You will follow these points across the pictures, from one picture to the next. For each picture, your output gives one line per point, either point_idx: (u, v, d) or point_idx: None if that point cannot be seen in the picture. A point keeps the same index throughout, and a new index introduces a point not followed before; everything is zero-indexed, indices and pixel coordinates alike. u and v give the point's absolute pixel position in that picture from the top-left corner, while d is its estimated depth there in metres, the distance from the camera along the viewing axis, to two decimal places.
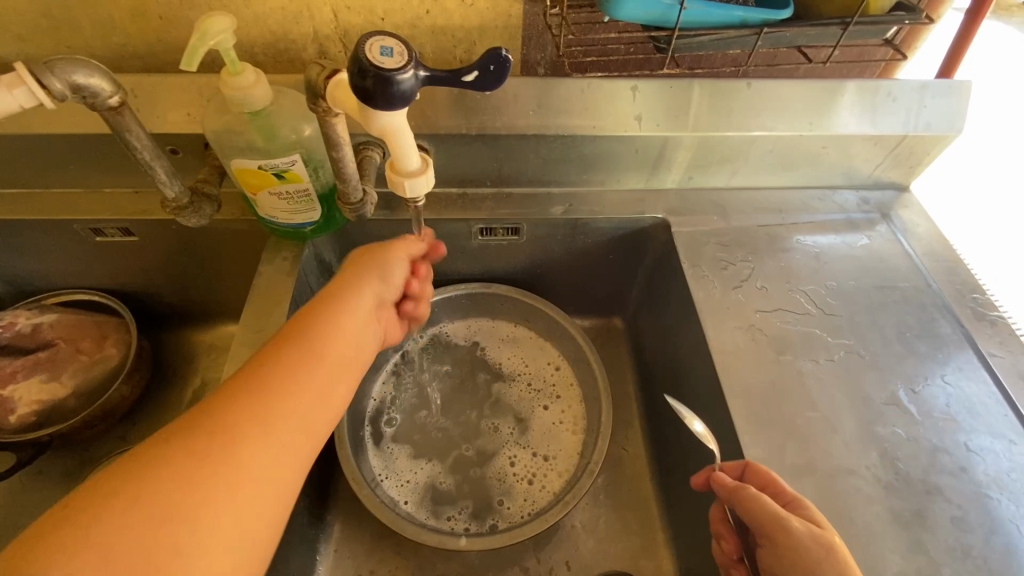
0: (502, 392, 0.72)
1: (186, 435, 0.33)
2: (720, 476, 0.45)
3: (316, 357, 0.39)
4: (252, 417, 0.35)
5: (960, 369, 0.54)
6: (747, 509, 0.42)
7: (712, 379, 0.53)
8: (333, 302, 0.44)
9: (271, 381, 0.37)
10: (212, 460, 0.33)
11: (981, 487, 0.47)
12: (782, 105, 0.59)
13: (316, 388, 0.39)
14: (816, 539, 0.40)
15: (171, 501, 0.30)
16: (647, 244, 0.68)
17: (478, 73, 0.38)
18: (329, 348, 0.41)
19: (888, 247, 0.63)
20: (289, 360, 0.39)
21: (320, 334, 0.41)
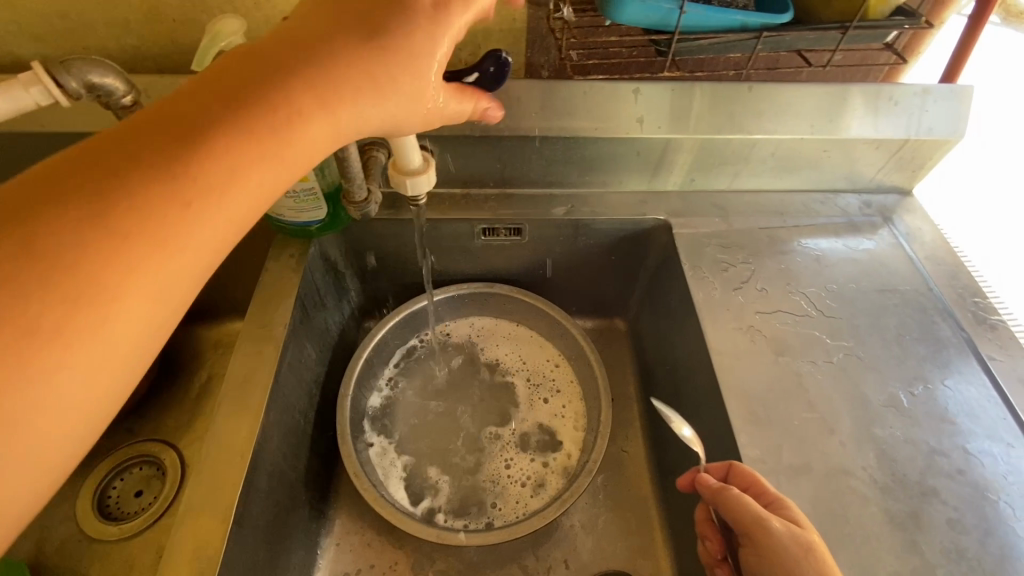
0: (504, 393, 0.72)
1: (92, 181, 0.28)
2: (704, 478, 0.46)
3: (272, 155, 0.33)
4: (174, 215, 0.30)
5: (959, 372, 0.54)
6: (728, 511, 0.43)
7: (711, 379, 0.54)
8: (314, 76, 0.33)
9: (208, 157, 0.31)
10: (114, 237, 0.28)
11: (978, 489, 0.47)
12: (783, 109, 0.60)
13: (251, 180, 0.33)
14: (795, 542, 0.40)
15: (65, 309, 0.27)
16: (649, 246, 0.69)
17: (478, 75, 0.41)
18: (292, 145, 0.33)
19: (890, 251, 0.63)
20: (239, 138, 0.31)
21: (281, 117, 0.33)
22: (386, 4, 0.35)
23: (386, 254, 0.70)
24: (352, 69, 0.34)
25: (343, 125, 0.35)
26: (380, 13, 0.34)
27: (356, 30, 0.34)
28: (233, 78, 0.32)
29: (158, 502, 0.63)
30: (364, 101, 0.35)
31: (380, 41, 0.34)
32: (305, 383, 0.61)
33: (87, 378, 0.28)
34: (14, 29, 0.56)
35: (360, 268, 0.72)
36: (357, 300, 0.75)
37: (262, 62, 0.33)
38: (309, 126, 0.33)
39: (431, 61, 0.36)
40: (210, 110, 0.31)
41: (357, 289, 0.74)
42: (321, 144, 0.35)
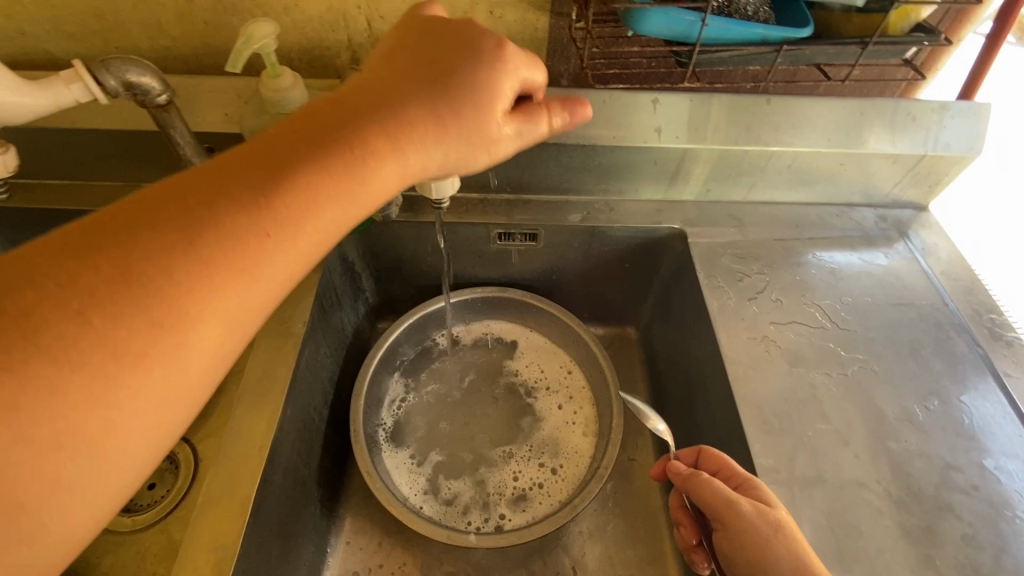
0: (521, 403, 0.72)
1: (178, 212, 0.29)
2: (672, 463, 0.49)
3: (351, 193, 0.33)
4: (252, 249, 0.30)
5: (975, 388, 0.53)
6: (697, 492, 0.45)
7: (725, 388, 0.54)
8: (393, 117, 0.34)
9: (290, 195, 0.31)
10: (197, 269, 0.28)
11: (993, 506, 0.46)
12: (799, 121, 0.60)
13: (329, 218, 0.33)
14: (763, 518, 0.41)
15: (144, 339, 0.27)
16: (663, 254, 0.69)
17: None
18: (369, 185, 0.34)
19: (906, 266, 0.63)
20: (320, 177, 0.32)
21: (361, 156, 0.33)
22: (462, 53, 0.37)
23: (402, 256, 0.71)
24: (427, 113, 0.35)
25: (416, 164, 0.36)
26: (455, 60, 0.37)
27: (434, 74, 0.36)
28: (317, 118, 0.34)
29: (171, 493, 0.64)
30: (437, 138, 0.36)
31: (456, 84, 0.36)
32: (321, 381, 0.61)
33: (157, 411, 0.28)
34: (52, 28, 0.58)
35: (376, 270, 0.72)
36: (372, 301, 0.76)
37: (344, 104, 0.34)
38: (386, 164, 0.34)
39: (500, 100, 0.37)
40: (295, 147, 0.32)
41: (372, 290, 0.75)
42: (393, 186, 0.35)
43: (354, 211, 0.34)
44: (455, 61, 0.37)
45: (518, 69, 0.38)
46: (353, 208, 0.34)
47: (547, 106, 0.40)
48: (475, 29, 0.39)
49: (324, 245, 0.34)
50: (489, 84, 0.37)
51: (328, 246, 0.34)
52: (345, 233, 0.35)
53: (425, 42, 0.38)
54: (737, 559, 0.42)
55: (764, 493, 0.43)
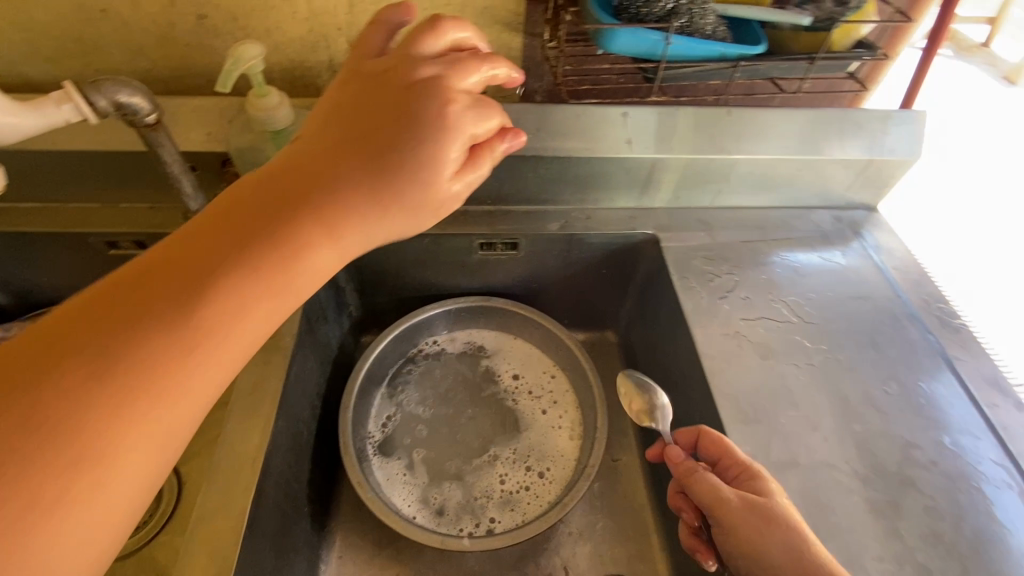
0: (503, 407, 0.74)
1: (96, 336, 0.30)
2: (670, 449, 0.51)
3: (279, 286, 0.35)
4: (176, 360, 0.31)
5: (929, 372, 0.58)
6: (694, 483, 0.48)
7: (702, 381, 0.57)
8: (318, 205, 0.37)
9: (212, 300, 0.33)
10: (117, 392, 0.30)
11: (950, 478, 0.50)
12: (757, 131, 0.65)
13: (257, 314, 0.35)
14: (755, 505, 0.44)
15: (59, 477, 0.28)
16: (639, 259, 0.72)
17: None
18: (296, 275, 0.36)
19: (861, 262, 0.68)
20: (243, 278, 0.34)
21: (286, 248, 0.35)
22: (391, 120, 0.40)
23: (386, 269, 0.73)
24: (354, 194, 0.38)
25: (347, 245, 0.38)
26: (389, 127, 0.39)
27: (362, 155, 0.38)
28: (240, 213, 0.36)
29: (156, 517, 0.63)
30: (367, 213, 0.38)
31: (387, 152, 0.39)
32: (309, 394, 0.62)
33: (84, 545, 0.29)
34: (30, 51, 0.58)
35: (360, 284, 0.73)
36: (355, 315, 0.77)
37: (267, 195, 0.36)
38: (314, 252, 0.36)
39: (435, 174, 0.39)
40: (217, 250, 0.34)
41: (356, 304, 0.76)
42: (324, 270, 0.37)
43: (284, 301, 0.36)
44: (382, 140, 0.39)
45: (455, 134, 0.40)
46: (282, 299, 0.36)
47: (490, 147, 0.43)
48: (405, 96, 0.40)
49: (255, 338, 0.36)
50: (420, 158, 0.39)
51: (259, 338, 0.36)
52: (276, 322, 0.37)
53: (353, 118, 0.40)
54: (732, 552, 0.45)
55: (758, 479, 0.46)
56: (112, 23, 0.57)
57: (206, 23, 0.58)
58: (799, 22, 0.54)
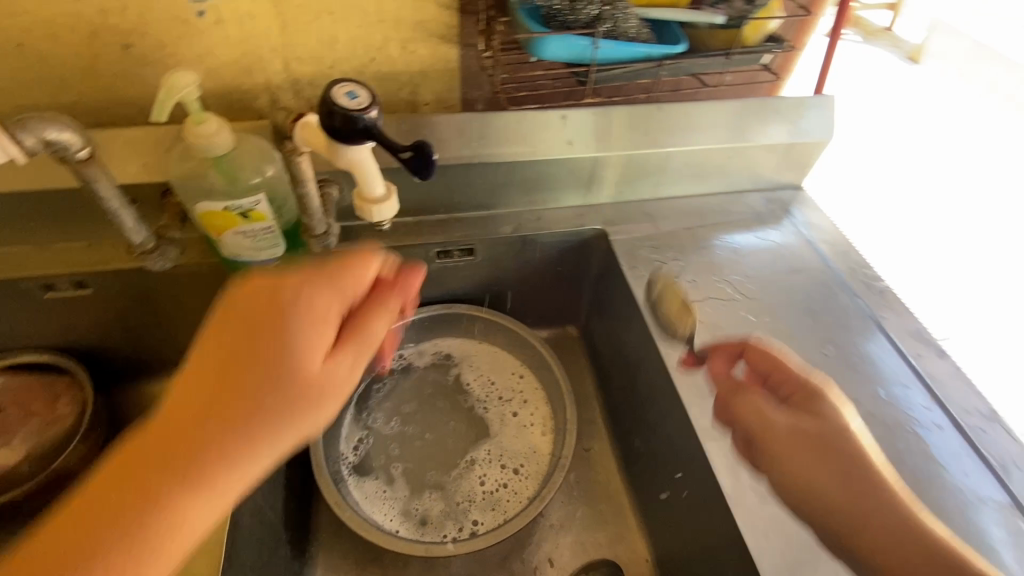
0: (475, 411, 0.75)
1: None
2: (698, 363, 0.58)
3: (163, 545, 0.31)
4: None
5: (860, 333, 0.63)
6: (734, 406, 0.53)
7: (660, 363, 0.60)
8: (188, 452, 0.31)
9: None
10: None
11: (887, 426, 0.55)
12: (687, 124, 0.69)
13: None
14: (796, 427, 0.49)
15: None
16: (591, 253, 0.75)
17: (411, 155, 0.43)
18: (178, 528, 0.31)
19: (793, 238, 0.73)
20: (117, 555, 0.30)
21: (160, 506, 0.31)
22: (258, 350, 0.34)
23: None
24: (231, 424, 0.32)
25: (235, 477, 0.32)
26: (255, 335, 0.35)
27: (229, 374, 0.33)
28: (103, 486, 0.31)
29: None
30: (247, 442, 0.33)
31: (255, 365, 0.34)
32: None
33: None
34: None
35: None
36: None
37: (130, 456, 0.31)
38: (194, 501, 0.31)
39: (314, 362, 0.36)
40: (80, 534, 0.30)
41: None
42: (213, 511, 0.32)
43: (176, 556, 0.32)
44: (250, 352, 0.34)
45: (330, 306, 0.38)
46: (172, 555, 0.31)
47: (388, 314, 0.41)
48: (266, 298, 0.36)
49: None
50: (296, 353, 0.35)
51: None
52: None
53: (217, 334, 0.35)
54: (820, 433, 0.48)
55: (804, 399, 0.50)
56: (28, 58, 0.55)
57: (132, 52, 0.56)
58: (714, 21, 0.58)
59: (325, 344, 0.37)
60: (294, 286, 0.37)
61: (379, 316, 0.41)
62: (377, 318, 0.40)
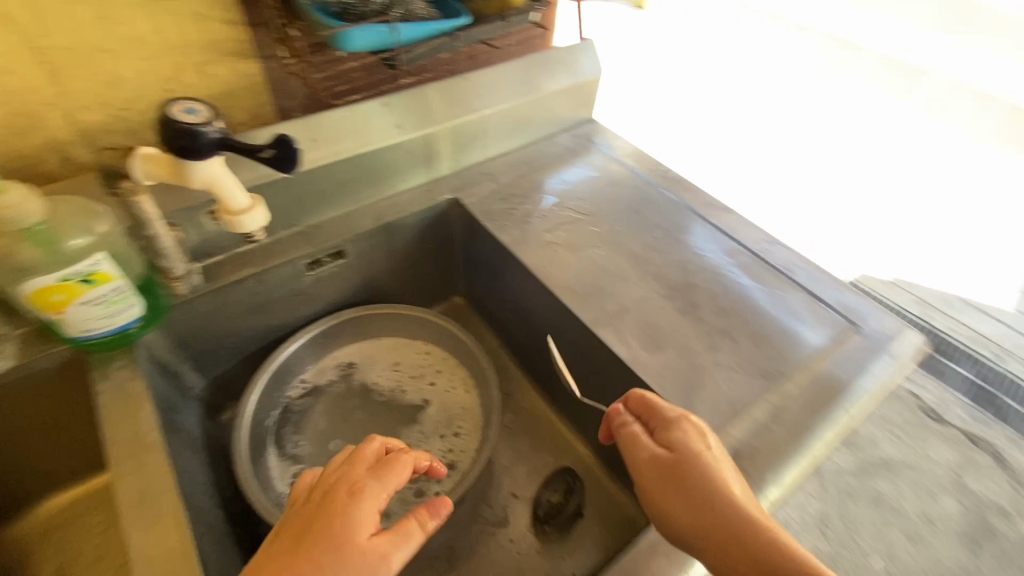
0: (397, 400, 0.77)
1: None
2: (613, 411, 0.52)
3: None
4: None
5: (673, 213, 0.79)
6: (625, 445, 0.50)
7: (540, 286, 0.70)
8: None
9: None
10: None
11: (714, 270, 0.71)
12: (490, 87, 0.78)
13: None
14: (663, 463, 0.47)
15: None
16: (450, 224, 0.81)
17: (271, 150, 0.48)
18: None
19: (604, 160, 0.88)
20: None
21: None
22: (318, 526, 0.42)
23: (218, 333, 0.68)
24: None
25: None
26: (311, 518, 0.43)
27: (287, 549, 0.41)
28: None
29: None
30: None
31: (311, 534, 0.42)
32: (197, 483, 0.57)
33: None
34: None
35: (195, 360, 0.68)
36: (203, 395, 0.71)
37: None
38: None
39: (360, 532, 0.42)
40: None
41: (200, 383, 0.70)
42: None
43: None
44: (308, 530, 0.42)
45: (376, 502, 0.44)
46: None
47: (416, 517, 0.45)
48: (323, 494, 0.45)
49: None
50: (347, 527, 0.42)
51: None
52: None
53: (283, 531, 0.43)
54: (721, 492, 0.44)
55: (683, 428, 0.48)
56: None
57: None
58: None
59: (370, 519, 0.43)
60: (355, 476, 0.45)
61: (408, 518, 0.45)
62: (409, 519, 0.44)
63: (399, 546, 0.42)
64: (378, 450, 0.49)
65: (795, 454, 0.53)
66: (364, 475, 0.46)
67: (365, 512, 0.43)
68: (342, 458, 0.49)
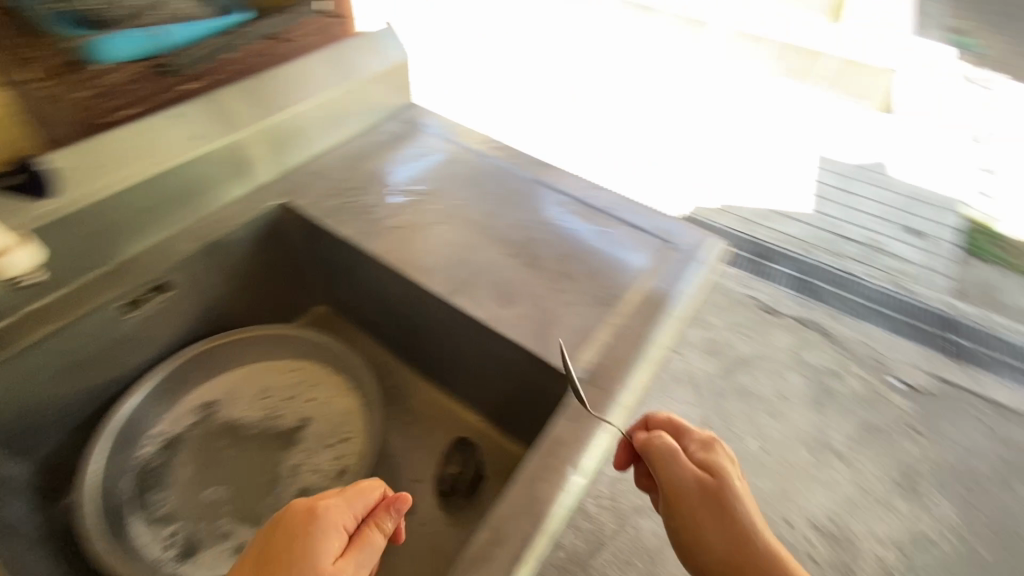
0: (273, 425, 0.73)
1: None
2: (643, 431, 0.58)
3: None
4: None
5: (508, 180, 0.83)
6: (667, 460, 0.55)
7: (389, 271, 0.70)
8: None
9: None
10: None
11: (550, 224, 0.76)
12: (293, 85, 0.76)
13: None
14: (707, 487, 0.53)
15: None
16: (289, 232, 0.77)
17: None
18: None
19: (435, 140, 0.89)
20: None
21: None
22: (286, 553, 0.45)
23: (29, 405, 0.61)
24: None
25: None
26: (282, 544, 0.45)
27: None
28: None
29: None
30: None
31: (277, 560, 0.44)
32: None
33: None
34: None
35: (5, 446, 0.60)
36: (32, 478, 0.64)
37: None
38: None
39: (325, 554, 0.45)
40: None
41: (25, 467, 0.63)
42: None
43: None
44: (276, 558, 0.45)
45: (345, 524, 0.47)
46: None
47: (377, 524, 0.49)
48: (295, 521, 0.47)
49: None
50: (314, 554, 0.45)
51: None
52: None
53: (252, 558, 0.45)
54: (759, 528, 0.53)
55: (715, 456, 0.56)
56: None
57: None
58: None
59: (335, 542, 0.46)
60: (327, 502, 0.48)
61: (370, 527, 0.48)
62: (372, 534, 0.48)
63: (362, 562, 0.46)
64: (361, 484, 0.51)
65: (637, 366, 0.60)
66: (333, 498, 0.48)
67: (334, 538, 0.46)
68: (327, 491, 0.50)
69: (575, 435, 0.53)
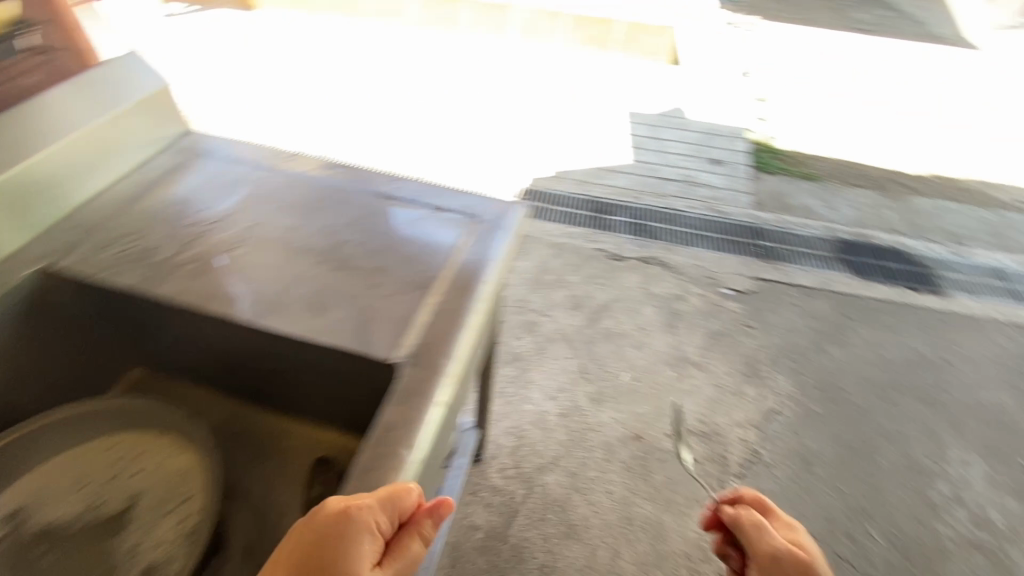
0: (100, 511, 0.68)
1: None
2: (740, 522, 0.92)
3: None
4: None
5: (306, 191, 0.84)
6: (757, 540, 0.87)
7: (187, 309, 0.66)
8: None
9: None
10: None
11: (356, 223, 0.77)
12: (27, 139, 0.74)
13: None
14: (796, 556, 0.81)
15: None
16: (66, 301, 0.72)
17: None
18: None
19: (220, 166, 0.88)
20: None
21: None
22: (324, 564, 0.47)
23: None
24: None
25: None
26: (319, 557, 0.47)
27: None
28: None
29: None
30: None
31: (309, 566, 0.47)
32: None
33: None
34: None
35: None
36: None
37: None
38: None
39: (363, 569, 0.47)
40: None
41: None
42: None
43: None
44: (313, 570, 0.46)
45: (380, 532, 0.49)
46: None
47: (420, 533, 0.52)
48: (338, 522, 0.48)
49: None
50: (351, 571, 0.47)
51: None
52: None
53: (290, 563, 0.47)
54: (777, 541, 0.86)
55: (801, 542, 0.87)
56: None
57: None
58: None
59: (367, 554, 0.48)
60: (372, 512, 0.49)
61: (413, 537, 0.51)
62: (409, 542, 0.51)
63: (400, 566, 0.50)
64: (406, 491, 0.51)
65: (461, 334, 0.63)
66: (365, 503, 0.50)
67: (367, 550, 0.48)
68: (378, 492, 0.50)
69: (405, 416, 0.56)
